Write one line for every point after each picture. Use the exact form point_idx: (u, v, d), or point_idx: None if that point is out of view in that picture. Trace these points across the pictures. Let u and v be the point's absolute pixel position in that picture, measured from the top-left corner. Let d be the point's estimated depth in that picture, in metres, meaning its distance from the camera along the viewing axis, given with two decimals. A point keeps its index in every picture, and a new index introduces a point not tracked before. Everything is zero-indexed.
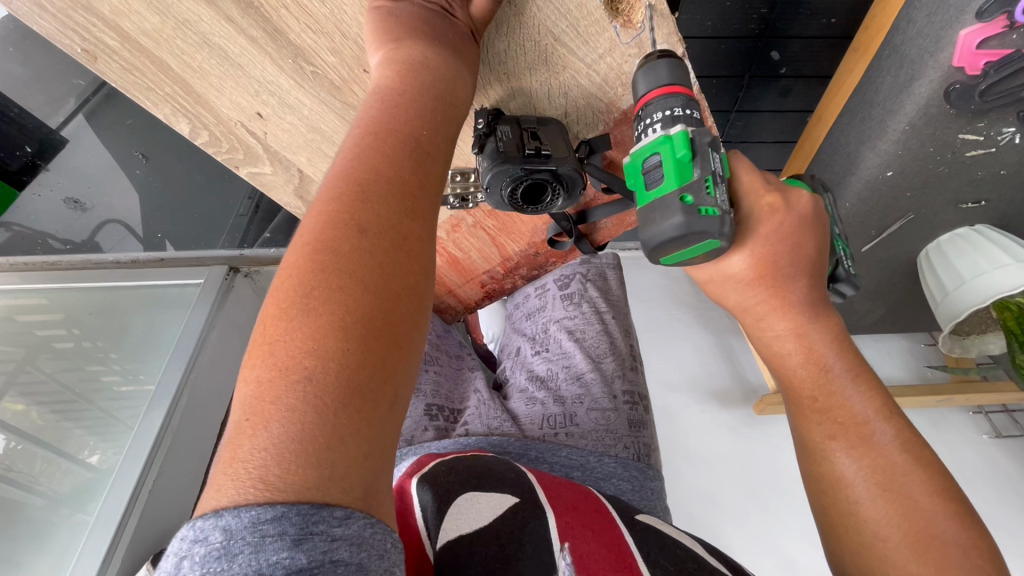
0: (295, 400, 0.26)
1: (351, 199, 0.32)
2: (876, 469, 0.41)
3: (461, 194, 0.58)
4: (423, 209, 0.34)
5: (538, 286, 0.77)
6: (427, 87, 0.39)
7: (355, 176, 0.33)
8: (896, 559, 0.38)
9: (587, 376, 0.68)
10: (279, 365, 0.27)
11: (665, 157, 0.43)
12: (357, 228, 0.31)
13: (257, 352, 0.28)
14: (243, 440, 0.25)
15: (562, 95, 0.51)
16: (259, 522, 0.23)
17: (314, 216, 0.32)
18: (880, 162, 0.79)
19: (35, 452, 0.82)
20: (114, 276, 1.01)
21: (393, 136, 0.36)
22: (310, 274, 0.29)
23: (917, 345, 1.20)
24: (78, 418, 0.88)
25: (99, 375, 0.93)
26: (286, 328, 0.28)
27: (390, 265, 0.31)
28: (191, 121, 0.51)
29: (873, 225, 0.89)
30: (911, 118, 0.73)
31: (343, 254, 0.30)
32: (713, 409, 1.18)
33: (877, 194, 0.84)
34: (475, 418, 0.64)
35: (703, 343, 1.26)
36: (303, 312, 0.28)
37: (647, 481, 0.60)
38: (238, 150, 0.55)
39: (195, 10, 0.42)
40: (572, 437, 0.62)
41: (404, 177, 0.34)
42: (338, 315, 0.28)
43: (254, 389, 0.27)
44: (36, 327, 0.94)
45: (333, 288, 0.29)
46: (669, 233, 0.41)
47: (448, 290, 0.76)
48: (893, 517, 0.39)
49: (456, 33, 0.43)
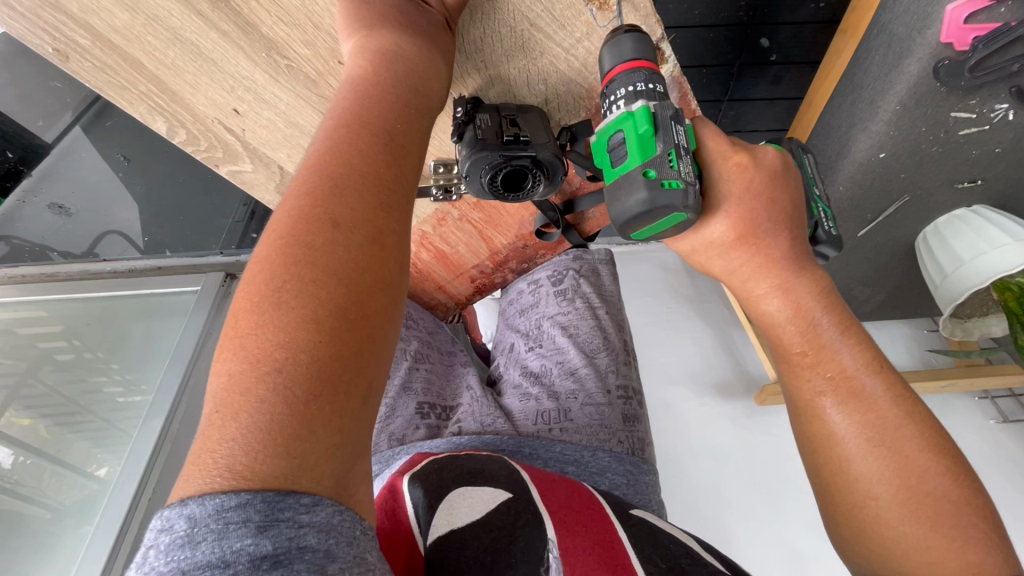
0: (263, 392, 0.26)
1: (324, 193, 0.32)
2: (869, 427, 0.40)
3: (445, 184, 0.58)
4: (399, 203, 0.34)
5: (531, 282, 0.76)
6: (401, 77, 0.38)
7: (328, 169, 0.33)
8: (889, 518, 0.38)
9: (581, 372, 0.67)
10: (249, 358, 0.26)
11: (627, 134, 0.42)
12: (330, 220, 0.31)
13: (228, 345, 0.27)
14: (211, 432, 0.25)
15: (541, 82, 0.51)
16: (224, 509, 0.23)
17: (287, 209, 0.31)
18: (872, 144, 0.78)
19: (38, 465, 0.83)
20: (108, 285, 1.01)
21: (367, 129, 0.35)
22: (283, 266, 0.29)
23: (920, 331, 1.19)
24: (77, 429, 0.88)
25: (96, 385, 0.92)
26: (256, 320, 0.27)
27: (363, 257, 0.30)
28: (167, 119, 0.51)
29: (869, 208, 0.88)
30: (902, 97, 0.72)
31: (315, 248, 0.30)
32: (714, 401, 1.17)
33: (871, 177, 0.82)
34: (467, 416, 0.64)
35: (703, 335, 1.25)
36: (273, 304, 0.28)
37: (641, 475, 0.59)
38: (217, 149, 0.54)
39: (165, 6, 0.42)
40: (566, 432, 0.61)
41: (379, 170, 0.34)
42: (310, 307, 0.28)
43: (224, 381, 0.26)
44: (34, 339, 0.94)
45: (303, 279, 0.28)
46: (635, 209, 0.41)
47: (438, 285, 0.75)
48: (887, 474, 0.38)
49: (430, 21, 0.42)
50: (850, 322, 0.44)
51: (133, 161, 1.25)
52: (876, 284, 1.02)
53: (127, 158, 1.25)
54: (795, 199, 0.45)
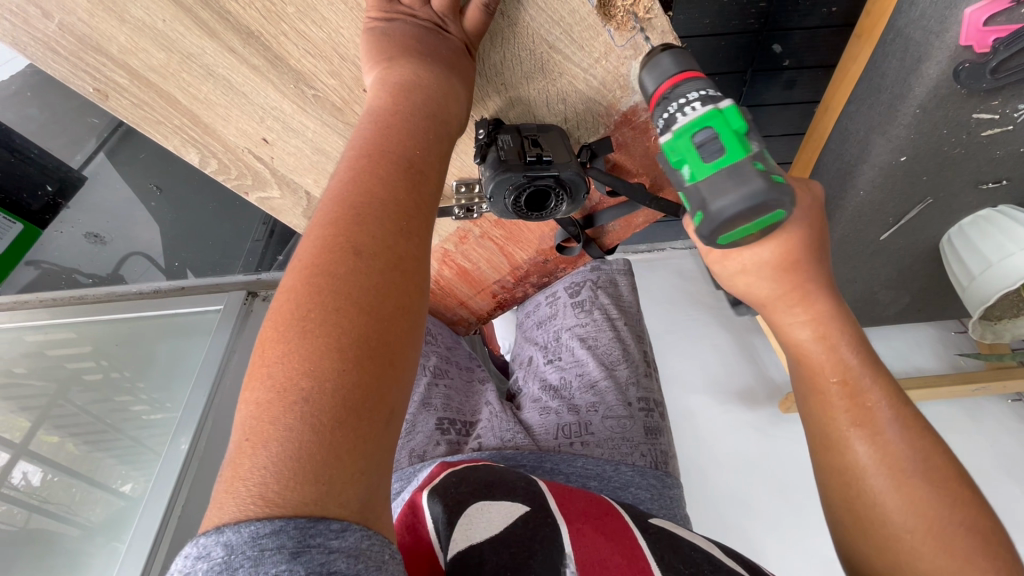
0: (292, 421, 0.26)
1: (346, 223, 0.32)
2: (892, 461, 0.40)
3: (467, 204, 0.59)
4: (417, 228, 0.35)
5: (549, 294, 0.76)
6: (420, 106, 0.39)
7: (350, 200, 0.34)
8: (921, 552, 0.38)
9: (601, 384, 0.67)
10: (277, 388, 0.27)
11: (721, 129, 0.39)
12: (353, 250, 0.31)
13: (256, 374, 0.28)
14: (242, 460, 0.26)
15: (560, 101, 0.52)
16: (258, 535, 0.23)
17: (311, 239, 0.32)
18: (892, 147, 0.77)
19: (69, 483, 0.84)
20: (136, 307, 1.05)
21: (387, 160, 0.36)
22: (308, 296, 0.30)
23: (947, 333, 1.16)
24: (107, 448, 0.90)
25: (125, 405, 0.95)
26: (282, 350, 0.28)
27: (385, 284, 0.31)
28: (200, 150, 0.52)
29: (891, 212, 0.86)
30: (921, 101, 0.70)
31: (338, 276, 0.30)
32: (738, 409, 1.16)
33: (892, 181, 0.81)
34: (488, 431, 0.64)
35: (724, 343, 1.24)
36: (300, 335, 0.28)
37: (666, 489, 0.59)
38: (247, 176, 0.55)
39: (199, 44, 0.43)
40: (588, 446, 0.61)
41: (399, 198, 0.34)
42: (334, 337, 0.29)
43: (253, 411, 0.27)
44: (63, 361, 0.97)
45: (328, 308, 0.29)
46: (747, 200, 0.37)
47: (459, 301, 0.76)
48: (915, 509, 0.38)
49: (450, 49, 0.43)
50: (874, 356, 0.43)
51: (164, 189, 1.28)
52: (900, 287, 1.01)
53: (160, 187, 1.28)
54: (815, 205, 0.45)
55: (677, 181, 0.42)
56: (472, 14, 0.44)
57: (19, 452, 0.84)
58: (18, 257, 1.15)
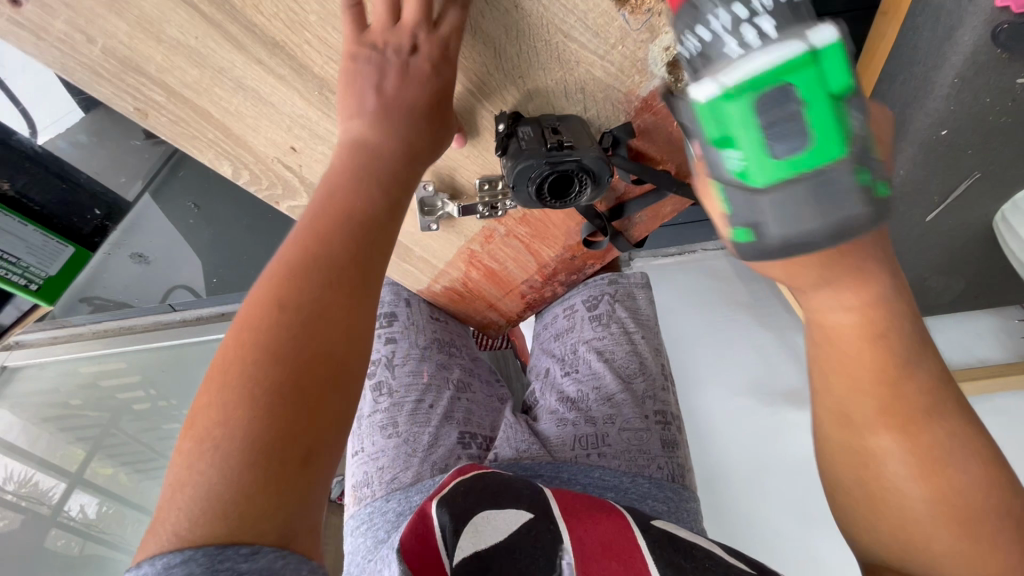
0: (206, 467, 0.32)
1: (277, 286, 0.38)
2: (890, 403, 0.37)
3: (491, 201, 0.59)
4: (345, 282, 0.39)
5: (566, 306, 0.75)
6: (359, 168, 0.44)
7: (284, 264, 0.39)
8: (903, 486, 0.38)
9: (618, 397, 0.66)
10: (198, 439, 0.33)
11: (812, 104, 0.32)
12: (276, 310, 0.37)
13: (188, 426, 0.34)
14: (167, 502, 0.32)
15: (578, 91, 0.52)
16: (170, 566, 0.29)
17: (248, 304, 0.38)
18: (930, 122, 0.73)
19: (120, 511, 1.13)
20: (180, 336, 1.21)
21: (322, 223, 0.41)
22: (235, 355, 0.35)
23: (1012, 321, 1.08)
24: (155, 475, 1.16)
25: (172, 432, 1.18)
26: (210, 405, 0.34)
27: (300, 340, 0.36)
28: (233, 162, 0.54)
29: (935, 190, 0.82)
30: (958, 69, 0.67)
31: (268, 337, 0.36)
32: (786, 410, 1.10)
33: (933, 157, 0.77)
34: (504, 443, 0.65)
35: (764, 341, 1.19)
36: (222, 392, 0.34)
37: (683, 502, 0.60)
38: (277, 186, 0.57)
39: (228, 58, 0.45)
40: (604, 458, 0.62)
41: (327, 255, 0.39)
42: (249, 391, 0.34)
43: (179, 459, 0.33)
44: (116, 391, 1.21)
45: (248, 363, 0.35)
46: (815, 224, 0.32)
47: (489, 304, 0.75)
48: (905, 449, 0.37)
49: (419, 73, 0.44)
50: (912, 306, 0.38)
51: None
52: (952, 272, 0.95)
53: None
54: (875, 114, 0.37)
55: (716, 159, 0.35)
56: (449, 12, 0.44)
57: (73, 481, 1.13)
58: (67, 295, 1.15)
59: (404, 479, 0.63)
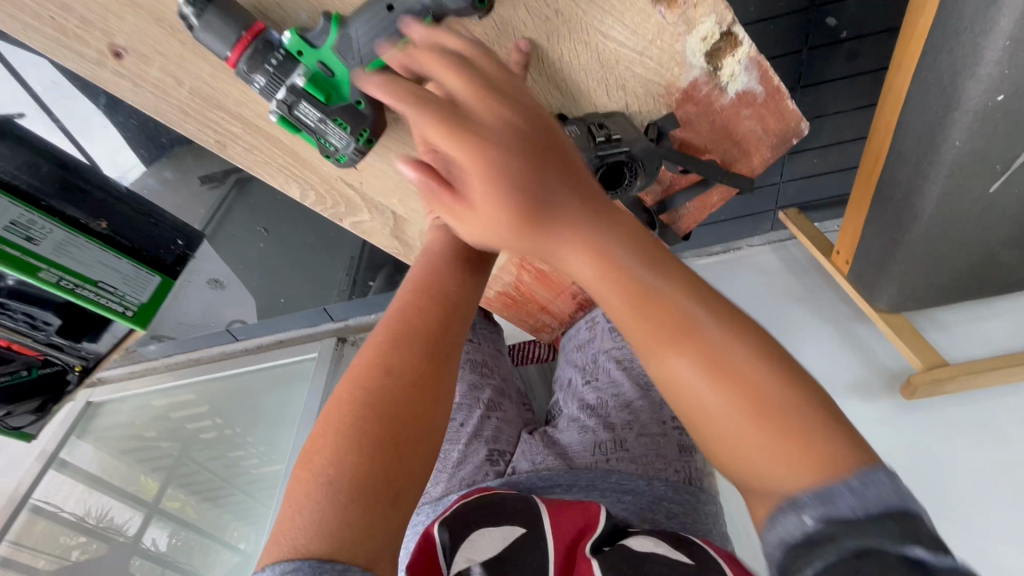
0: (320, 496, 0.38)
1: (384, 348, 0.46)
2: (719, 377, 0.40)
3: None
4: (439, 353, 0.47)
5: (589, 320, 0.85)
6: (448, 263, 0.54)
7: (391, 331, 0.47)
8: (756, 455, 0.39)
9: (635, 404, 0.75)
10: (313, 471, 0.40)
11: None
12: (384, 368, 0.45)
13: (304, 459, 0.41)
14: (285, 522, 0.38)
15: (619, 88, 0.54)
16: (286, 571, 0.34)
17: (359, 358, 0.46)
18: (986, 88, 0.70)
19: (191, 541, 1.11)
20: (245, 363, 1.27)
21: (427, 301, 0.50)
22: (350, 404, 0.43)
23: None
24: (224, 504, 1.14)
25: (237, 460, 1.18)
26: (324, 443, 0.41)
27: (403, 397, 0.43)
28: (300, 184, 0.58)
29: (997, 159, 0.77)
30: (1010, 32, 0.64)
31: (373, 392, 0.43)
32: (853, 403, 1.08)
33: (991, 125, 0.73)
34: (522, 456, 0.73)
35: (823, 335, 1.18)
36: (335, 432, 0.41)
37: (699, 504, 0.65)
38: (340, 204, 0.61)
39: None
40: (622, 461, 0.68)
41: (425, 327, 0.48)
42: (359, 436, 0.41)
43: (294, 486, 0.40)
44: (187, 422, 1.25)
45: (359, 417, 0.42)
46: None
47: (541, 306, 0.77)
48: (741, 409, 0.40)
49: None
50: (706, 291, 0.44)
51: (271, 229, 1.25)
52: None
53: (266, 228, 1.25)
54: (506, 99, 0.43)
55: None
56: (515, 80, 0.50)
57: (149, 513, 1.14)
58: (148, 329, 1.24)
59: (434, 493, 0.71)
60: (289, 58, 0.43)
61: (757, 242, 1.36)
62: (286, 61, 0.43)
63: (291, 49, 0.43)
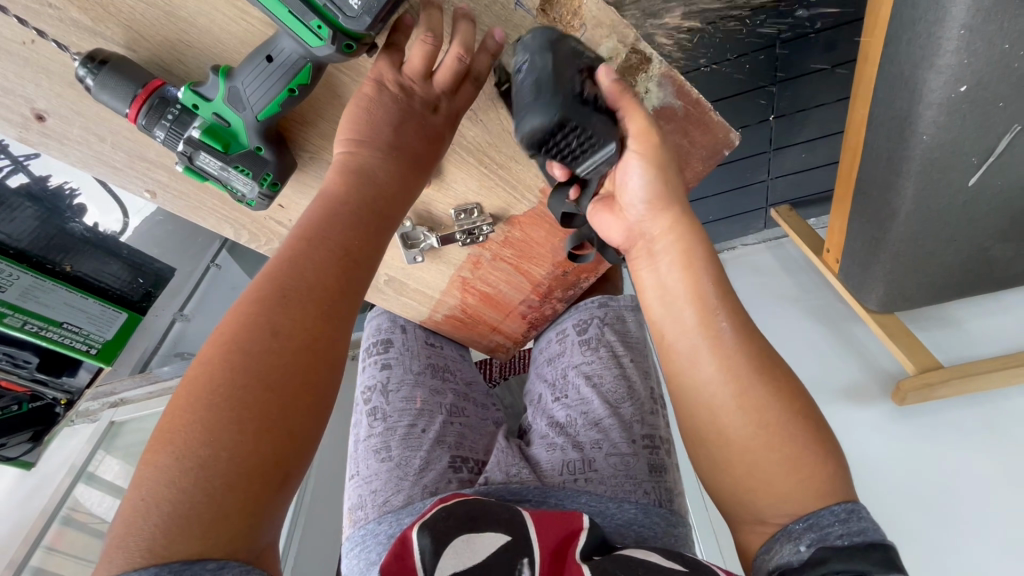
0: (186, 484, 0.32)
1: (269, 304, 0.38)
2: (725, 359, 0.44)
3: (468, 229, 0.62)
4: (337, 310, 0.40)
5: (559, 331, 0.76)
6: (358, 199, 0.44)
7: (278, 282, 0.39)
8: (760, 467, 0.41)
9: (605, 422, 0.65)
10: (177, 453, 0.33)
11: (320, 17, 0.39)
12: (269, 330, 0.37)
13: (162, 438, 0.34)
14: (135, 518, 0.31)
15: None
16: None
17: (235, 315, 0.38)
18: (946, 79, 0.66)
19: None
20: None
21: (324, 246, 0.41)
22: (223, 372, 0.35)
23: None
24: None
25: None
26: (190, 419, 0.34)
27: (291, 363, 0.37)
28: (233, 225, 0.61)
29: (971, 151, 0.73)
30: (964, 20, 0.61)
31: (255, 355, 0.36)
32: (849, 409, 1.03)
33: (959, 116, 0.69)
34: (494, 467, 0.63)
35: (817, 336, 1.14)
36: (205, 406, 0.34)
37: (670, 528, 0.59)
38: (275, 241, 0.63)
39: None
40: (591, 483, 0.61)
41: (322, 281, 0.40)
42: (236, 409, 0.35)
43: (148, 472, 0.33)
44: None
45: (238, 386, 0.35)
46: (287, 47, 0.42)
47: (493, 327, 0.79)
48: (746, 412, 0.42)
49: (431, 131, 0.48)
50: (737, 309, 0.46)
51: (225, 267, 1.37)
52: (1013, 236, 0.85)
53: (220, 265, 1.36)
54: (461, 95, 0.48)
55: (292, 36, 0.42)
56: (480, 60, 0.47)
57: None
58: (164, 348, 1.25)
59: (395, 502, 0.62)
60: (186, 112, 0.45)
61: (752, 241, 1.33)
62: (183, 114, 0.45)
63: (188, 103, 0.45)
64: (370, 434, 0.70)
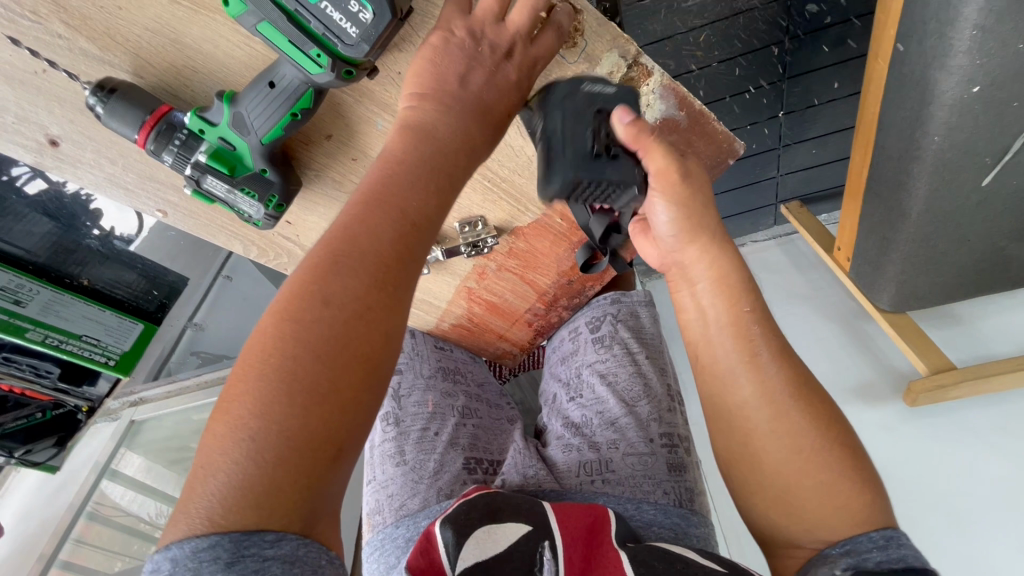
0: (237, 455, 0.31)
1: (323, 271, 0.35)
2: (769, 393, 0.43)
3: (473, 241, 0.62)
4: (399, 276, 0.36)
5: (572, 329, 0.77)
6: (422, 152, 0.39)
7: (334, 245, 0.35)
8: (800, 502, 0.42)
9: (621, 421, 0.66)
10: (230, 422, 0.32)
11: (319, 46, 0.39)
12: (323, 298, 0.34)
13: (221, 405, 0.32)
14: (197, 482, 0.31)
15: None
16: (198, 550, 0.29)
17: (290, 278, 0.35)
18: (958, 80, 0.65)
19: None
20: None
21: (383, 204, 0.37)
22: (275, 342, 0.33)
23: None
24: None
25: None
26: (245, 388, 0.32)
27: (346, 334, 0.34)
28: (242, 241, 0.62)
29: (984, 151, 0.72)
30: (976, 20, 0.59)
31: (309, 326, 0.33)
32: (860, 408, 1.03)
33: (971, 117, 0.68)
34: (511, 469, 0.66)
35: (828, 335, 1.13)
36: (259, 375, 0.32)
37: (691, 527, 0.58)
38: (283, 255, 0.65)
39: None
40: (608, 484, 0.62)
41: (382, 245, 0.36)
42: (288, 381, 0.32)
43: (206, 439, 0.32)
44: None
45: (292, 356, 0.33)
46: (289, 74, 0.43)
47: (499, 335, 0.80)
48: (788, 443, 0.43)
49: (504, 79, 0.42)
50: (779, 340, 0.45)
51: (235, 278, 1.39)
52: None
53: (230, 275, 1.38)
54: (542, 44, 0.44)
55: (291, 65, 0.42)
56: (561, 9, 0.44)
57: None
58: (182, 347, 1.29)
59: (411, 506, 0.64)
60: (192, 137, 0.46)
61: (762, 238, 1.31)
62: (189, 140, 0.46)
63: (194, 129, 0.46)
64: (385, 438, 0.71)
